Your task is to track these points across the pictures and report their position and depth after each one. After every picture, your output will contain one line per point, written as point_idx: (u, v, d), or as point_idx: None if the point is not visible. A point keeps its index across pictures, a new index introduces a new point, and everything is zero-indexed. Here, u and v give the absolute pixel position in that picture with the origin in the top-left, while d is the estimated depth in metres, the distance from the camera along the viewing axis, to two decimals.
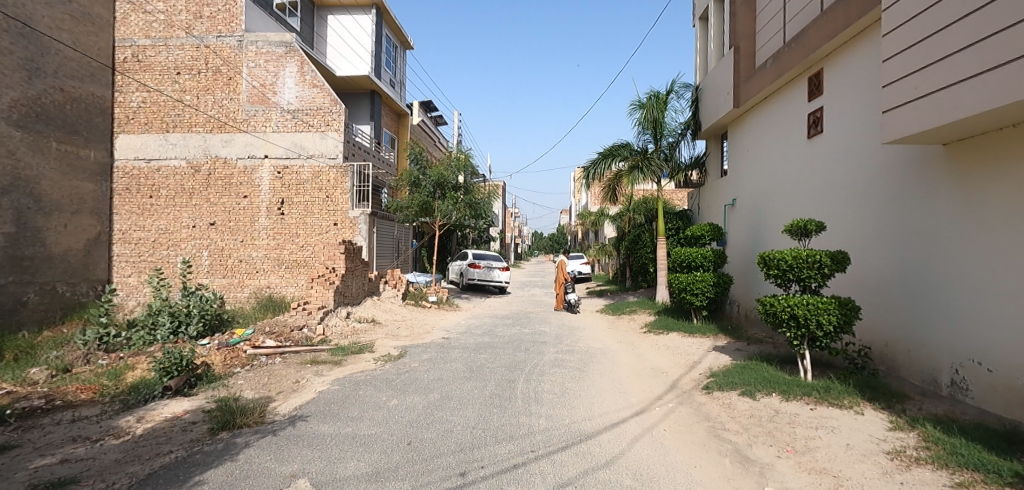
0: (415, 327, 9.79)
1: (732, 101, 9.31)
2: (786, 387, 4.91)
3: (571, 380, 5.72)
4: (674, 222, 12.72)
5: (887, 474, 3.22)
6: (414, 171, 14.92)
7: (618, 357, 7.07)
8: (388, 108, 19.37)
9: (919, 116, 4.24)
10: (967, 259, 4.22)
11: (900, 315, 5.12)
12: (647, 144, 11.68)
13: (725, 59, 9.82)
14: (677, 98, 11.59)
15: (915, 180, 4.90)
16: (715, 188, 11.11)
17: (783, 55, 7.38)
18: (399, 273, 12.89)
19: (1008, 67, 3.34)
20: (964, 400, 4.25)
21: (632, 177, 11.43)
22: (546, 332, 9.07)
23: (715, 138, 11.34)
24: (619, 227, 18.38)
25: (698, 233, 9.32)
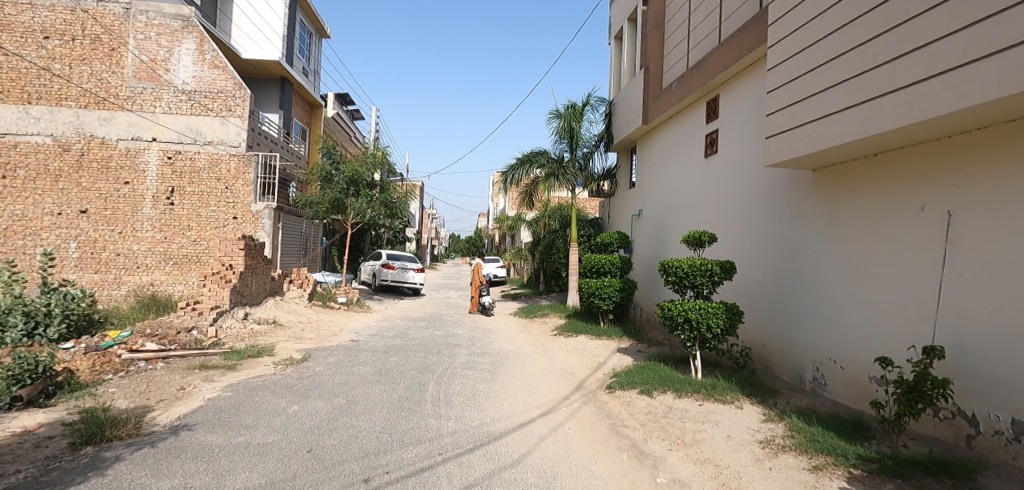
0: (321, 329, 9.32)
1: (642, 117, 9.87)
2: (679, 385, 5.26)
3: (482, 382, 5.75)
4: (586, 230, 13.22)
5: (759, 462, 3.73)
6: (326, 165, 14.17)
7: (529, 359, 7.21)
8: (300, 98, 18.47)
9: (794, 144, 4.81)
10: (831, 271, 4.82)
11: (773, 318, 5.75)
12: (563, 152, 12.04)
13: (636, 78, 10.44)
14: (593, 110, 12.06)
15: (789, 201, 5.55)
16: (624, 198, 11.74)
17: (687, 79, 8.01)
18: (306, 272, 12.17)
19: (866, 106, 3.93)
20: (823, 394, 4.83)
21: (547, 184, 11.66)
22: (458, 334, 9.05)
23: (625, 152, 12.02)
24: (536, 233, 18.86)
25: (608, 240, 9.70)
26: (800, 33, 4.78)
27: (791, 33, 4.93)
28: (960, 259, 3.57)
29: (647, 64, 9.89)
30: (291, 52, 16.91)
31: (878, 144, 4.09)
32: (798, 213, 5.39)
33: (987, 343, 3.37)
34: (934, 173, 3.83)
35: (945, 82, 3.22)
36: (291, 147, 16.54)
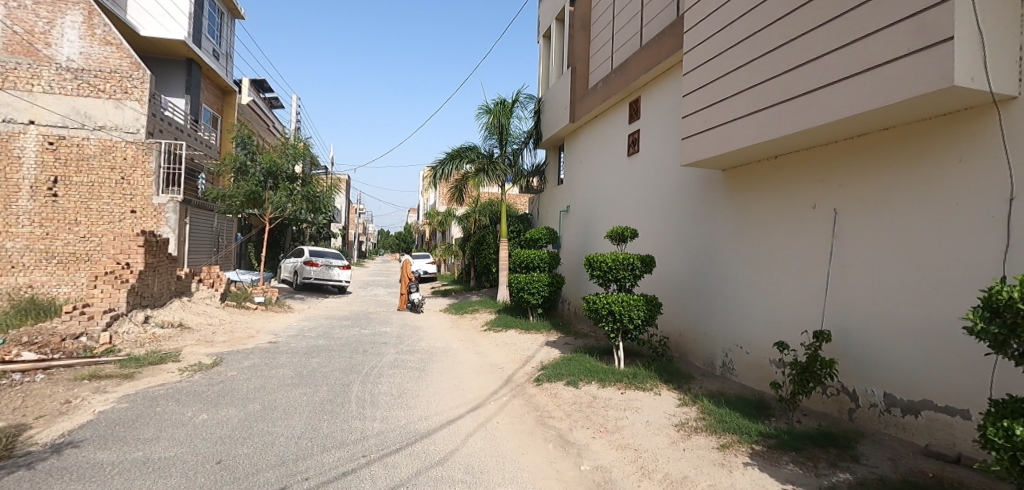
0: (234, 331, 8.72)
1: (569, 116, 10.14)
2: (603, 375, 5.47)
3: (410, 381, 5.65)
4: (516, 225, 13.57)
5: (674, 444, 4.01)
6: (239, 155, 13.18)
7: (459, 355, 7.19)
8: (211, 82, 17.26)
9: (707, 145, 5.14)
10: (739, 264, 5.24)
11: (686, 308, 6.17)
12: (493, 148, 12.12)
13: (563, 77, 10.70)
14: (522, 107, 12.22)
15: (702, 199, 5.96)
16: (553, 195, 12.04)
17: (611, 80, 8.30)
18: (218, 270, 11.26)
19: (771, 110, 4.29)
20: (730, 378, 5.24)
21: (477, 180, 11.80)
22: (386, 332, 8.84)
23: (554, 149, 12.31)
24: (466, 229, 18.82)
25: (537, 236, 9.91)
26: (712, 41, 5.13)
27: (705, 41, 5.27)
28: (846, 251, 4.03)
29: (573, 63, 10.15)
30: (198, 32, 15.71)
31: (777, 148, 4.52)
32: (709, 210, 5.80)
33: (865, 324, 3.88)
34: (822, 175, 4.33)
35: (843, 89, 3.63)
36: (199, 135, 15.43)
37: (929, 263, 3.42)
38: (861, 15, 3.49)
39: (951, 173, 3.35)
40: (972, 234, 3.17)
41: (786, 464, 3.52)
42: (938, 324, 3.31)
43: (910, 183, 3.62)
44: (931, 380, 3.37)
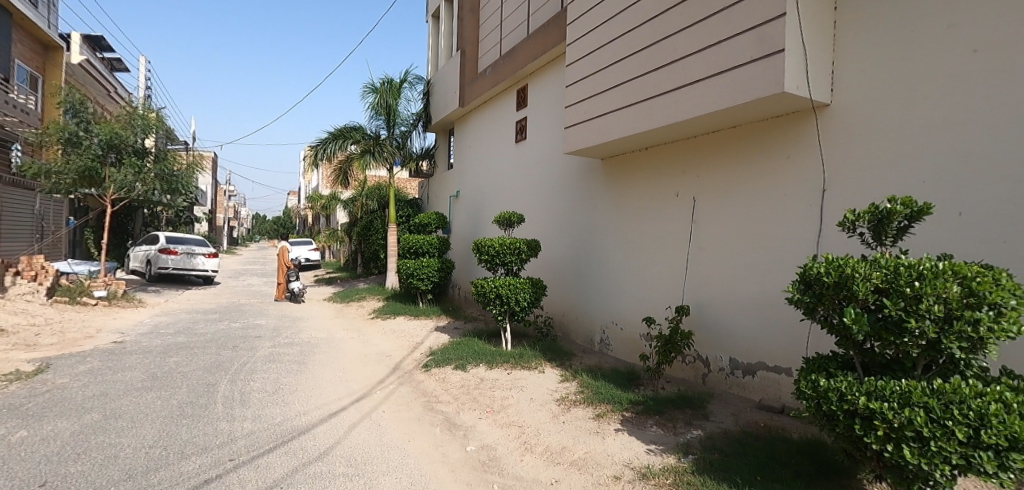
0: (67, 331, 7.48)
1: (458, 100, 10.08)
2: (490, 357, 5.61)
3: (286, 375, 5.32)
4: (405, 210, 13.16)
5: (555, 418, 4.26)
6: (68, 124, 11.17)
7: (343, 345, 6.93)
8: (26, 34, 14.46)
9: (587, 134, 5.42)
10: (614, 247, 5.67)
11: (567, 289, 6.55)
12: (379, 129, 11.72)
13: (452, 60, 10.60)
14: (410, 88, 11.94)
15: (582, 186, 6.32)
16: (442, 179, 12.02)
17: (499, 66, 8.37)
18: (42, 261, 9.73)
19: (643, 104, 4.64)
20: (607, 352, 5.67)
21: (363, 162, 11.27)
22: (261, 325, 8.21)
23: (443, 133, 12.23)
24: (352, 212, 18.04)
25: (426, 221, 9.99)
26: (592, 35, 5.39)
27: (585, 34, 5.52)
28: (703, 234, 4.56)
29: (462, 47, 10.11)
30: None
31: (647, 140, 4.92)
32: (589, 196, 6.17)
33: (714, 299, 4.41)
34: (683, 167, 4.84)
35: (703, 86, 4.07)
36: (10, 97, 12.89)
37: (766, 244, 4.01)
38: (717, 20, 3.96)
39: (783, 168, 4.00)
40: (797, 219, 3.82)
41: (650, 427, 3.96)
42: (771, 295, 3.90)
43: (753, 175, 4.21)
44: (765, 345, 3.94)
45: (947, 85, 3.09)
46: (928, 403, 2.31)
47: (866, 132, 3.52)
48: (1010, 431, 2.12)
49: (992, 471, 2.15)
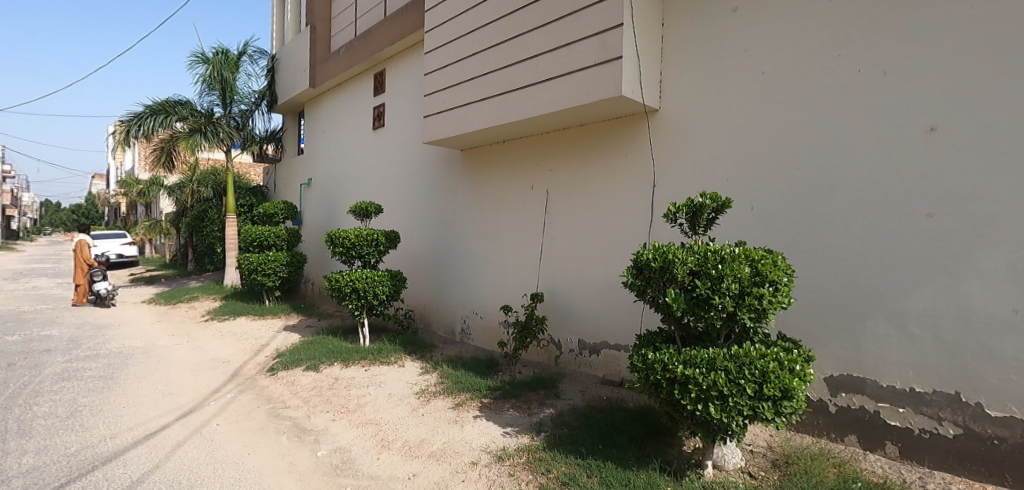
0: None
1: (308, 80, 9.40)
2: (346, 355, 5.36)
3: (86, 395, 4.45)
4: (247, 198, 11.96)
5: (414, 411, 4.20)
6: None
7: (168, 354, 6.05)
8: None
9: (446, 125, 5.38)
10: (474, 237, 5.81)
11: (427, 280, 6.54)
12: (213, 106, 10.53)
13: (300, 35, 9.85)
14: (251, 62, 10.86)
15: (442, 176, 6.33)
16: (291, 165, 11.22)
17: (354, 47, 7.99)
18: None
19: (498, 97, 4.76)
20: (468, 342, 5.80)
21: (192, 141, 9.73)
22: (51, 338, 6.76)
23: (292, 115, 11.39)
24: (180, 201, 15.69)
25: (272, 210, 9.06)
26: (449, 25, 5.37)
27: (442, 23, 5.47)
28: (555, 224, 4.91)
29: (312, 22, 9.49)
30: None
31: (503, 133, 5.08)
32: (449, 187, 6.21)
33: (564, 286, 4.76)
34: (537, 161, 5.12)
35: (553, 85, 4.29)
36: None
37: (606, 233, 4.47)
38: (566, 23, 4.21)
39: (621, 164, 4.48)
40: (630, 211, 4.33)
41: (507, 410, 4.10)
42: (610, 280, 4.34)
43: (596, 170, 4.65)
44: (607, 325, 4.37)
45: (745, 104, 3.91)
46: (727, 367, 2.94)
47: (688, 138, 4.17)
48: (780, 384, 2.81)
49: (769, 416, 2.84)
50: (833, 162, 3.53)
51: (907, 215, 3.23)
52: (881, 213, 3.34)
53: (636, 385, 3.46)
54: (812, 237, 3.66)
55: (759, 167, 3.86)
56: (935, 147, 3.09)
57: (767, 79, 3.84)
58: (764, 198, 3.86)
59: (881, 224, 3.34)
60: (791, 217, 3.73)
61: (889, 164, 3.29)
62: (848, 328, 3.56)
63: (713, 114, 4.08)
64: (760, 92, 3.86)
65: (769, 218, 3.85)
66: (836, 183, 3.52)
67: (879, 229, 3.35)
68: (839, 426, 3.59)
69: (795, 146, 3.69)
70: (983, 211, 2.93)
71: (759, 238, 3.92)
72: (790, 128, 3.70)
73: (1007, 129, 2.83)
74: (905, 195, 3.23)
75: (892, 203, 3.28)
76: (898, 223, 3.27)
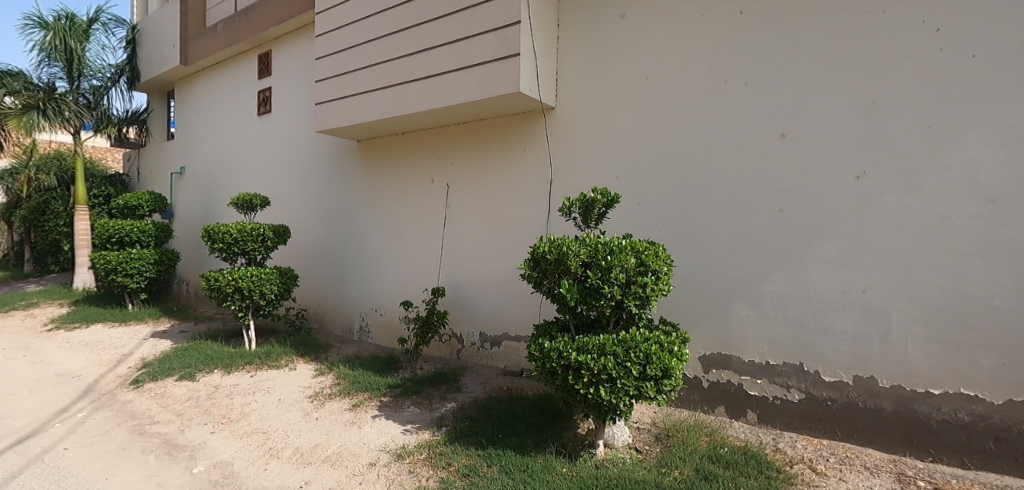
0: None
1: (179, 57, 8.45)
2: (229, 360, 4.95)
3: None
4: (103, 188, 10.51)
5: (307, 415, 3.99)
6: None
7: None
8: None
9: (340, 113, 5.13)
10: (372, 232, 5.64)
11: (321, 277, 6.24)
12: (54, 80, 9.11)
13: (167, 6, 8.81)
14: (104, 32, 9.53)
15: (336, 168, 6.05)
16: (159, 152, 10.05)
17: (234, 24, 7.33)
18: None
19: (395, 87, 4.64)
20: (366, 340, 5.65)
21: (25, 121, 8.39)
22: None
23: (160, 95, 10.20)
24: (11, 190, 13.30)
25: (134, 203, 8.20)
26: (341, 8, 5.12)
27: (334, 6, 5.20)
28: (455, 218, 4.93)
29: None
30: None
31: (401, 125, 4.97)
32: (345, 179, 5.95)
33: (465, 279, 4.81)
34: (437, 154, 5.10)
35: (451, 78, 4.27)
36: None
37: (506, 227, 4.58)
38: (466, 16, 4.20)
39: (520, 159, 4.60)
40: (526, 205, 4.49)
41: (407, 407, 4.04)
42: (510, 273, 4.47)
43: (494, 165, 4.74)
44: (506, 316, 4.49)
45: (632, 106, 4.21)
46: (615, 351, 3.12)
47: (581, 136, 4.39)
48: (661, 364, 3.06)
49: (652, 394, 3.07)
50: (704, 162, 3.93)
51: (765, 210, 3.71)
52: (743, 208, 3.79)
53: (534, 375, 3.54)
54: (689, 230, 4.03)
55: (643, 166, 4.16)
56: (789, 151, 3.61)
57: (651, 83, 4.14)
58: (647, 194, 4.17)
59: (743, 218, 3.80)
60: (666, 212, 4.09)
61: (750, 166, 3.76)
62: (715, 310, 3.97)
63: (604, 113, 4.32)
64: (644, 94, 4.17)
65: (652, 213, 4.16)
66: (708, 181, 3.92)
67: (740, 222, 3.81)
68: (710, 399, 4.01)
69: (674, 147, 4.04)
70: (820, 206, 3.51)
71: (642, 231, 4.22)
72: (669, 130, 4.05)
73: (839, 139, 3.44)
74: (762, 192, 3.72)
75: (752, 199, 3.75)
76: (757, 217, 3.74)
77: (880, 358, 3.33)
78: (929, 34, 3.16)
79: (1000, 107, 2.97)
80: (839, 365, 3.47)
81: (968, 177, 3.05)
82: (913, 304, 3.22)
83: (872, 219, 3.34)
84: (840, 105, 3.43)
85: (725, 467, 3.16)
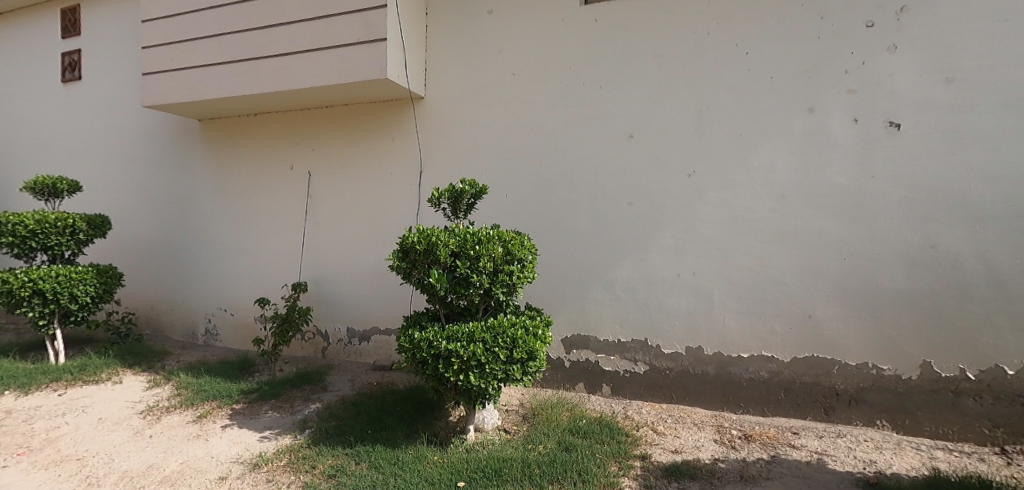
0: None
1: None
2: (25, 378, 4.13)
3: None
4: None
5: (137, 434, 3.49)
6: None
7: None
8: None
9: (175, 88, 4.49)
10: (219, 223, 5.09)
11: (154, 275, 5.47)
12: None
13: None
14: None
15: (172, 150, 5.31)
16: None
17: None
18: None
19: (243, 63, 4.21)
20: (214, 344, 5.11)
21: None
22: None
23: None
24: None
25: None
26: None
27: None
28: (317, 209, 4.68)
29: None
30: None
31: (253, 104, 4.54)
32: (184, 163, 5.25)
33: (329, 273, 4.60)
34: (296, 139, 4.75)
35: (311, 58, 3.99)
36: None
37: (376, 219, 4.47)
38: None
39: (389, 148, 4.49)
40: (394, 196, 4.43)
41: (265, 413, 3.74)
42: (380, 265, 4.38)
43: (360, 153, 4.58)
44: (374, 310, 4.41)
45: (500, 100, 4.33)
46: (483, 338, 3.18)
47: (450, 127, 4.41)
48: (526, 347, 3.20)
49: (519, 376, 3.18)
50: (562, 158, 4.21)
51: (616, 203, 4.10)
52: (597, 201, 4.15)
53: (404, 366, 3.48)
54: (550, 221, 4.28)
55: (510, 159, 4.32)
56: (634, 150, 4.02)
57: (517, 79, 4.29)
58: (514, 186, 4.34)
59: (595, 210, 4.16)
60: (528, 204, 4.32)
61: (602, 163, 4.11)
62: (574, 295, 4.28)
63: (475, 105, 4.38)
64: (510, 89, 4.31)
65: (518, 205, 4.34)
66: (568, 175, 4.20)
67: (594, 214, 4.16)
68: (571, 377, 4.35)
69: (536, 143, 4.26)
70: (659, 201, 3.98)
71: (508, 222, 4.37)
72: (532, 126, 4.25)
73: (675, 141, 3.92)
74: (612, 187, 4.10)
75: (604, 193, 4.12)
76: (610, 208, 4.12)
77: (705, 330, 3.90)
78: (739, 56, 3.76)
79: (787, 122, 3.65)
80: (675, 338, 3.98)
81: (767, 178, 3.71)
82: (728, 284, 3.83)
83: (699, 212, 3.88)
84: (674, 110, 3.91)
85: (583, 437, 3.44)
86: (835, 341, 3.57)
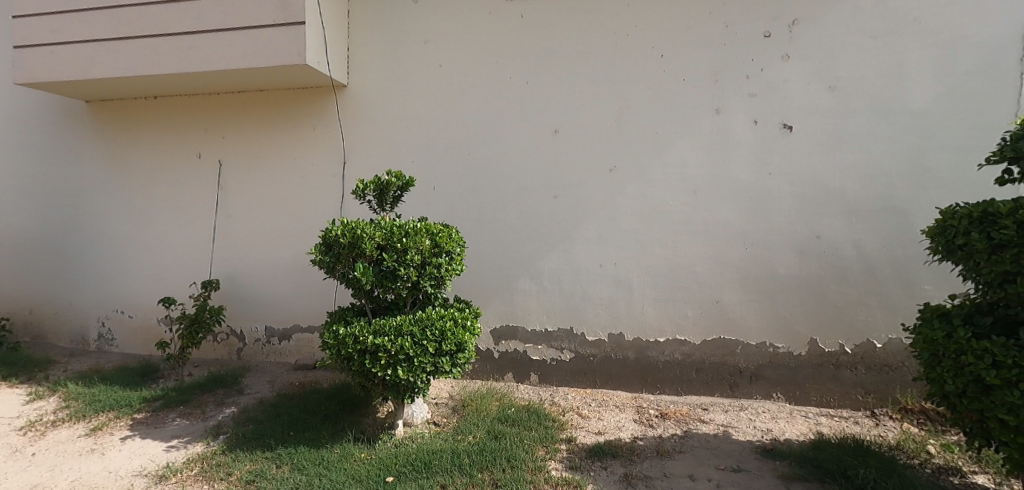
0: None
1: None
2: None
3: None
4: None
5: (16, 453, 3.13)
6: None
7: None
8: None
9: (56, 64, 4.00)
10: (113, 216, 4.63)
11: (33, 275, 4.88)
12: None
13: None
14: None
15: (53, 135, 4.74)
16: None
17: None
18: None
19: (139, 41, 3.83)
20: (110, 349, 4.67)
21: None
22: None
23: None
24: None
25: None
26: None
27: None
28: (230, 201, 4.39)
29: None
30: None
31: (152, 86, 4.16)
32: (70, 149, 4.71)
33: (244, 270, 4.35)
34: (205, 126, 4.42)
35: (220, 39, 3.71)
36: None
37: (296, 212, 4.28)
38: None
39: (309, 138, 4.29)
40: (315, 189, 4.27)
41: (172, 421, 3.49)
42: (302, 260, 4.20)
43: (277, 142, 4.35)
44: (294, 307, 4.25)
45: (428, 91, 4.27)
46: (412, 331, 3.15)
47: (375, 118, 4.30)
48: (456, 339, 3.19)
49: (448, 369, 3.17)
50: (489, 153, 4.25)
51: (543, 197, 4.20)
52: (523, 195, 4.23)
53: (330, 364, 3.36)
54: (478, 214, 4.32)
55: (437, 152, 4.29)
56: (560, 145, 4.15)
57: (445, 71, 4.26)
58: (442, 179, 4.32)
59: (522, 203, 4.24)
60: (455, 198, 4.32)
61: (528, 157, 4.20)
62: (502, 287, 4.35)
63: (402, 96, 4.29)
64: (438, 81, 4.27)
65: (444, 198, 4.33)
66: (496, 169, 4.25)
67: (521, 207, 4.25)
68: (501, 368, 4.44)
69: (464, 136, 4.26)
70: (583, 195, 4.14)
71: (435, 215, 4.36)
72: (460, 119, 4.25)
73: (597, 138, 4.09)
74: (538, 181, 4.20)
75: (532, 187, 4.21)
76: (537, 202, 4.22)
77: (626, 317, 4.13)
78: (655, 58, 3.97)
79: (698, 122, 3.93)
80: (598, 325, 4.18)
81: (680, 175, 3.97)
82: (646, 274, 4.08)
83: (620, 206, 4.08)
84: (596, 108, 4.08)
85: (512, 425, 3.54)
86: (737, 324, 3.93)
